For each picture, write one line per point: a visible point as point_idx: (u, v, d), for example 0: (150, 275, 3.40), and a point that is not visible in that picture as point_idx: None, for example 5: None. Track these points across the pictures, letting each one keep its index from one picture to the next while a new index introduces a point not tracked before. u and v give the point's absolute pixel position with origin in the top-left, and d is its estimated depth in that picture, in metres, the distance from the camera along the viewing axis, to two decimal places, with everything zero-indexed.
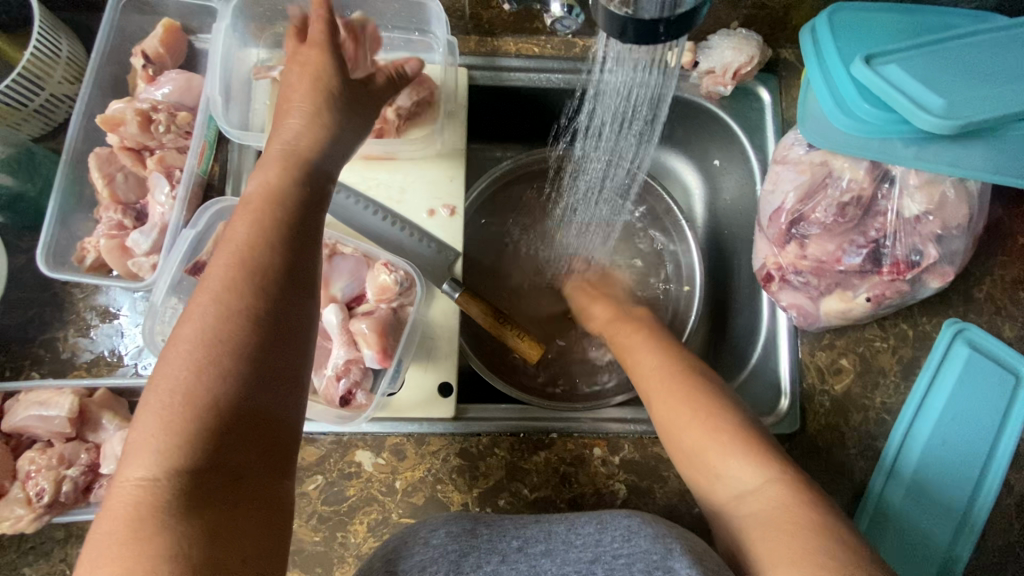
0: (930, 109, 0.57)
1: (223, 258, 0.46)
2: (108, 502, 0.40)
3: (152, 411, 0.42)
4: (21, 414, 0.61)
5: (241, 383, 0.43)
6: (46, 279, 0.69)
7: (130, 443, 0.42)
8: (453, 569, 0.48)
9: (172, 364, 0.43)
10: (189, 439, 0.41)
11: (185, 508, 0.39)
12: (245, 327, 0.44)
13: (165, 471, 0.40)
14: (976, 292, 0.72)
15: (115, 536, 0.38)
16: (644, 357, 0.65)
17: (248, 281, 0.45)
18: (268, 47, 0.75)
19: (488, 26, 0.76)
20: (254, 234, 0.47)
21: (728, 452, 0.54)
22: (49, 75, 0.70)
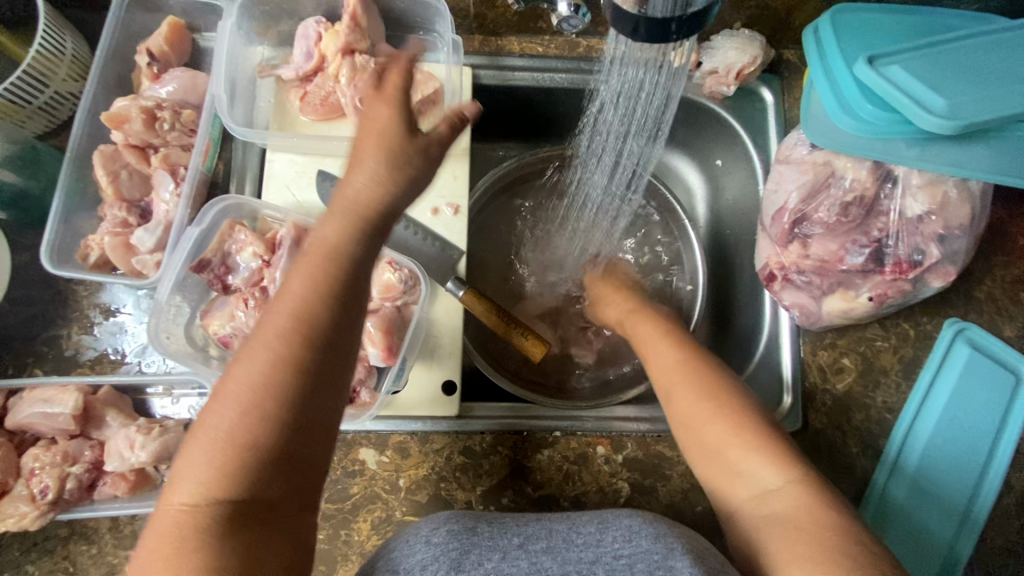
0: (932, 110, 0.57)
1: (276, 306, 0.46)
2: (159, 517, 0.44)
3: (200, 442, 0.44)
4: (25, 411, 0.61)
5: (280, 426, 0.44)
6: (49, 276, 0.69)
7: (181, 467, 0.44)
8: (453, 567, 0.47)
9: (222, 399, 0.45)
10: (230, 477, 0.43)
11: (220, 540, 0.42)
12: (289, 377, 0.44)
13: (206, 503, 0.43)
14: (977, 292, 0.73)
15: (162, 552, 0.42)
16: (664, 350, 0.63)
17: (297, 334, 0.45)
18: (272, 46, 0.76)
19: (493, 25, 0.76)
20: (310, 285, 0.46)
21: (746, 451, 0.54)
22: (53, 72, 0.70)
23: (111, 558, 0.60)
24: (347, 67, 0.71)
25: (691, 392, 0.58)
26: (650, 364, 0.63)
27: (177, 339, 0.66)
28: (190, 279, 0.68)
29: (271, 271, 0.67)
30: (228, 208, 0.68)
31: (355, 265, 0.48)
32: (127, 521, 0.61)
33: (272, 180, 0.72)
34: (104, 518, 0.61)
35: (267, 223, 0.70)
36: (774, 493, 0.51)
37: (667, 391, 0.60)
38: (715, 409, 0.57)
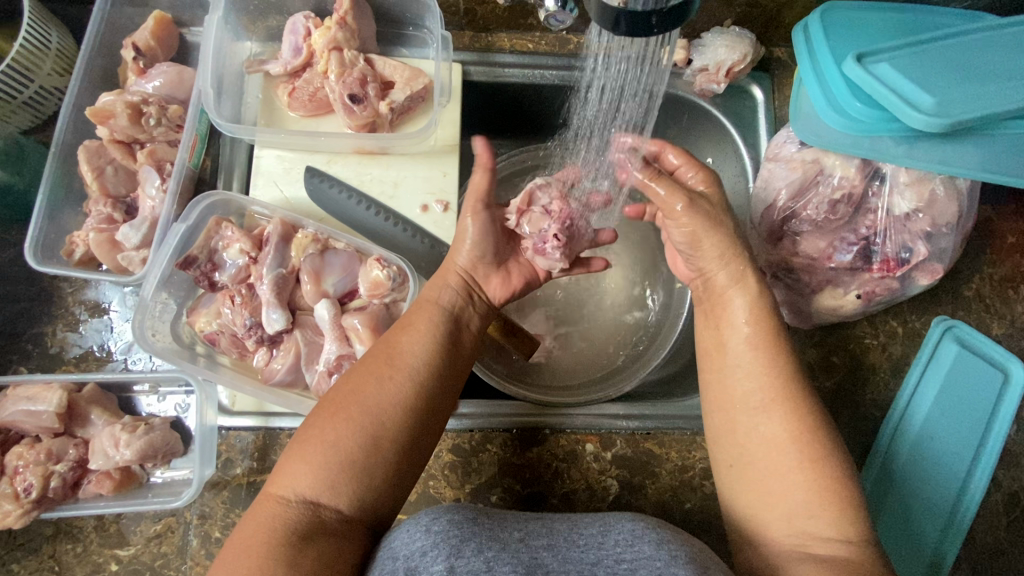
0: (920, 107, 0.58)
1: (390, 341, 0.56)
2: (251, 513, 0.47)
3: (306, 446, 0.49)
4: (8, 409, 0.60)
5: (376, 442, 0.49)
6: (34, 272, 0.69)
7: (282, 468, 0.49)
8: (454, 552, 0.44)
9: (332, 413, 0.50)
10: (326, 478, 0.47)
11: (304, 536, 0.45)
12: (389, 401, 0.51)
13: (300, 500, 0.47)
14: (965, 289, 0.73)
15: (250, 543, 0.45)
16: (762, 354, 0.55)
17: (415, 367, 0.53)
18: (261, 41, 0.75)
19: (483, 22, 0.75)
20: (425, 326, 0.57)
21: (813, 492, 0.50)
22: (38, 67, 0.69)
23: (97, 557, 0.59)
24: (335, 63, 0.71)
25: (783, 416, 0.52)
26: (728, 372, 0.56)
27: (163, 336, 0.65)
28: (176, 275, 0.67)
29: (258, 268, 0.67)
30: (216, 204, 0.68)
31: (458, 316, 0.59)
32: (112, 520, 0.60)
33: (259, 175, 0.71)
34: (89, 518, 0.60)
35: (255, 220, 0.70)
36: (831, 544, 0.48)
37: (754, 406, 0.54)
38: (807, 445, 0.51)
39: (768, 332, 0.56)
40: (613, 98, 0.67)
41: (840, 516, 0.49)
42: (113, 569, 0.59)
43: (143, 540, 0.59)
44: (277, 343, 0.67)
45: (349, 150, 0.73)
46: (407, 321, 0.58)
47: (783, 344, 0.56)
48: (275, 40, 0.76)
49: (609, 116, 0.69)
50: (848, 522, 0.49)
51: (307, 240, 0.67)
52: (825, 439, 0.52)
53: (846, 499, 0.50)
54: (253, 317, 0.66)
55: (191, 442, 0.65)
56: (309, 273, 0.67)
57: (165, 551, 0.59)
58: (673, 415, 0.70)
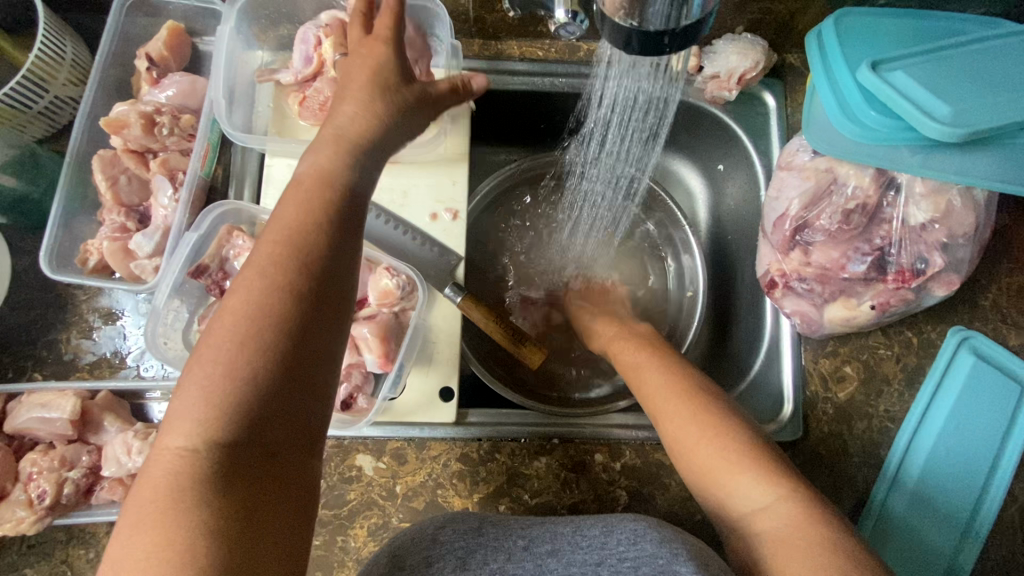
0: (937, 117, 0.57)
1: (272, 236, 0.47)
2: (151, 468, 0.41)
3: (195, 383, 0.42)
4: (23, 416, 0.61)
5: (276, 357, 0.43)
6: (50, 280, 0.70)
7: (172, 412, 0.42)
8: (460, 565, 0.49)
9: (218, 339, 0.43)
10: (231, 413, 0.41)
11: (223, 479, 0.40)
12: (281, 306, 0.44)
13: (206, 444, 0.41)
14: (982, 299, 0.72)
15: (158, 502, 0.40)
16: (640, 368, 0.66)
17: (307, 262, 0.46)
18: (272, 50, 0.76)
19: (492, 30, 0.75)
20: (307, 210, 0.47)
21: (731, 465, 0.54)
22: (53, 77, 0.70)
23: None
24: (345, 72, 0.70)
25: (675, 410, 0.59)
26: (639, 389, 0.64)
27: (175, 345, 0.66)
28: (187, 284, 0.68)
29: None
30: (227, 213, 0.68)
31: (348, 189, 0.49)
32: None
33: (270, 184, 0.72)
34: (102, 524, 0.61)
35: (266, 229, 0.70)
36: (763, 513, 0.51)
37: (653, 412, 0.61)
38: (703, 425, 0.57)
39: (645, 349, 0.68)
40: (608, 132, 0.71)
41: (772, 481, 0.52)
42: None
43: None
44: None
45: None
46: (287, 213, 0.47)
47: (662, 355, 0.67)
48: (286, 49, 0.76)
49: (617, 135, 0.70)
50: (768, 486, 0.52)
51: None
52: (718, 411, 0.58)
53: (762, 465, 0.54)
54: None
55: None
56: None
57: None
58: None
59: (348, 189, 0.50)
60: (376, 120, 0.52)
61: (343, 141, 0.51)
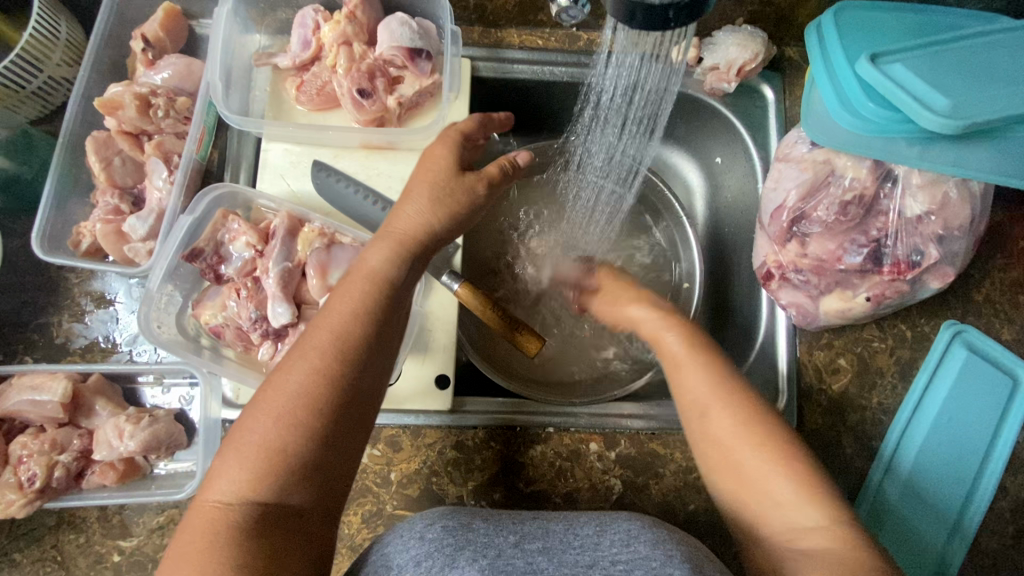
0: (934, 109, 0.57)
1: (322, 322, 0.51)
2: (191, 516, 0.45)
3: (238, 444, 0.46)
4: (13, 398, 0.60)
5: (312, 428, 0.46)
6: (41, 262, 0.69)
7: (215, 469, 0.46)
8: (448, 562, 0.46)
9: (263, 405, 0.47)
10: (267, 477, 0.45)
11: (251, 535, 0.43)
12: (324, 384, 0.47)
13: (241, 501, 0.44)
14: (975, 293, 0.72)
15: (194, 549, 0.43)
16: (683, 364, 0.58)
17: (354, 352, 0.49)
18: (270, 34, 0.75)
19: (493, 17, 0.75)
20: (358, 300, 0.52)
21: (784, 482, 0.50)
22: (47, 57, 0.69)
23: (99, 547, 0.59)
24: (343, 57, 0.70)
25: (728, 413, 0.54)
26: (682, 382, 0.57)
27: (168, 328, 0.65)
28: (182, 267, 0.67)
29: (264, 261, 0.66)
30: (223, 196, 0.68)
31: (398, 285, 0.54)
32: (115, 511, 0.60)
33: (266, 169, 0.71)
34: (92, 508, 0.60)
35: (261, 213, 0.70)
36: (814, 530, 0.48)
37: (701, 412, 0.55)
38: (754, 436, 0.52)
39: (693, 345, 0.59)
40: (608, 123, 0.71)
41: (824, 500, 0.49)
42: (116, 560, 0.59)
43: (146, 532, 0.60)
44: (282, 337, 0.66)
45: (356, 145, 0.73)
46: (342, 301, 0.51)
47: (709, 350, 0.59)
48: (285, 33, 0.76)
49: (615, 125, 0.70)
50: (821, 503, 0.48)
51: (313, 234, 0.66)
52: (772, 424, 0.53)
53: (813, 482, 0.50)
54: (258, 310, 0.65)
55: (194, 434, 0.65)
56: (316, 267, 0.65)
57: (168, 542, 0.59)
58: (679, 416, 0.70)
59: (399, 282, 0.54)
60: (433, 227, 0.56)
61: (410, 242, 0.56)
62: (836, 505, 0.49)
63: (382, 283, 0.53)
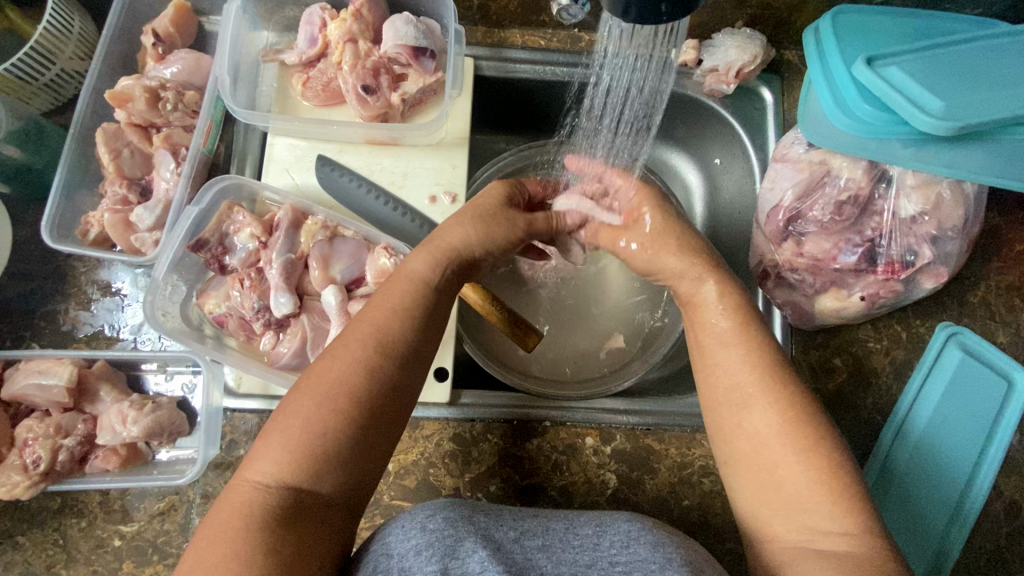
0: (929, 110, 0.58)
1: (366, 316, 0.52)
2: (226, 496, 0.46)
3: (278, 429, 0.47)
4: (20, 382, 0.61)
5: (350, 421, 0.47)
6: (50, 251, 0.70)
7: (254, 451, 0.47)
8: (448, 553, 0.46)
9: (305, 392, 0.48)
10: (304, 462, 0.46)
11: (285, 520, 0.44)
12: (366, 378, 0.49)
13: (279, 485, 0.45)
14: (971, 296, 0.73)
15: (227, 528, 0.44)
16: (731, 345, 0.54)
17: (395, 349, 0.51)
18: (277, 31, 0.77)
19: (496, 17, 0.76)
20: (400, 297, 0.53)
21: (812, 486, 0.48)
22: (60, 50, 0.71)
23: (100, 532, 0.60)
24: (349, 54, 0.72)
25: (770, 410, 0.51)
26: (720, 370, 0.54)
27: (173, 317, 0.66)
28: (187, 258, 0.68)
29: (268, 253, 0.68)
30: (228, 188, 0.69)
31: (436, 287, 0.55)
32: (117, 496, 0.61)
33: (271, 163, 0.72)
34: (95, 492, 0.61)
35: (266, 206, 0.71)
36: (834, 535, 0.47)
37: (740, 404, 0.52)
38: (792, 437, 0.50)
39: (745, 328, 0.55)
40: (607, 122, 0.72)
41: (854, 509, 0.48)
42: (117, 545, 0.60)
43: (146, 517, 0.60)
44: (284, 327, 0.68)
45: (360, 140, 0.74)
46: (389, 297, 0.53)
47: (761, 337, 0.54)
48: (292, 31, 0.77)
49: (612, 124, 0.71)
50: (848, 512, 0.47)
51: (317, 227, 0.68)
52: (818, 427, 0.50)
53: (844, 490, 0.48)
54: (261, 300, 0.66)
55: (196, 422, 0.66)
56: (317, 259, 0.67)
57: (168, 528, 0.60)
58: (674, 412, 0.70)
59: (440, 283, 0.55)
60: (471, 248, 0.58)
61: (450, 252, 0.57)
62: (835, 501, 0.48)
63: (422, 285, 0.55)
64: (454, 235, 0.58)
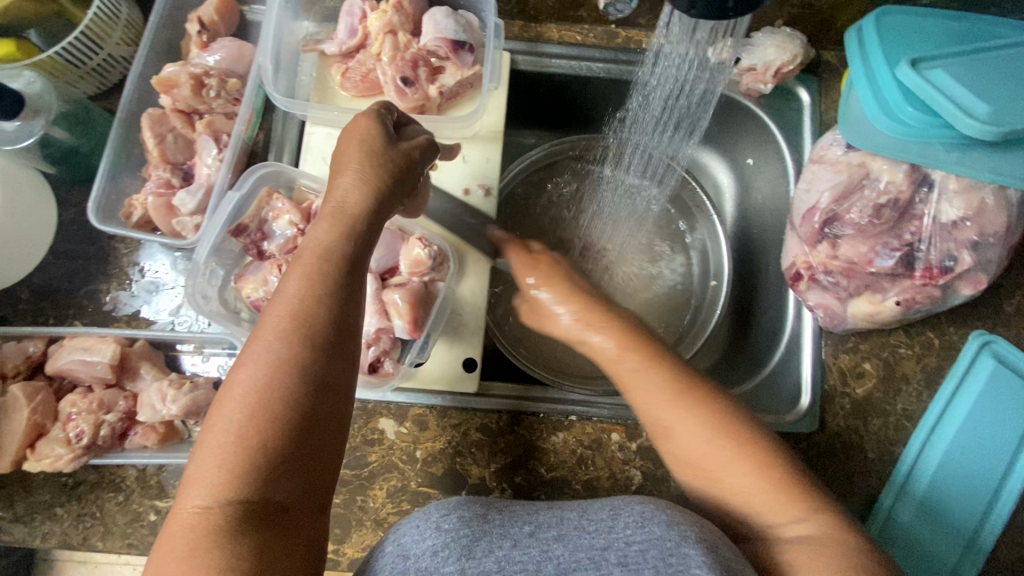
0: (975, 114, 0.57)
1: (278, 310, 0.48)
2: (168, 527, 0.43)
3: (208, 447, 0.44)
4: (66, 358, 0.64)
5: (286, 419, 0.44)
6: (95, 233, 0.72)
7: (189, 474, 0.44)
8: (465, 553, 0.47)
9: (229, 403, 0.45)
10: (242, 474, 0.43)
11: (236, 535, 0.41)
12: (291, 371, 0.45)
13: (220, 504, 0.42)
14: (1006, 304, 0.72)
15: (175, 559, 0.41)
16: (636, 376, 0.54)
17: (315, 337, 0.47)
18: (318, 21, 0.78)
19: (533, 12, 0.77)
20: (311, 283, 0.49)
21: (759, 482, 0.49)
22: (108, 36, 0.72)
23: (137, 506, 0.62)
24: (388, 46, 0.72)
25: (695, 420, 0.52)
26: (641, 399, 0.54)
27: (213, 301, 0.68)
28: (226, 244, 0.69)
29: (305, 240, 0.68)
30: (268, 175, 0.70)
31: (352, 261, 0.51)
32: (154, 473, 0.63)
33: (309, 152, 0.74)
34: (133, 468, 0.63)
35: (303, 194, 0.72)
36: (797, 524, 0.48)
37: (665, 428, 0.53)
38: (725, 438, 0.51)
39: (644, 358, 0.55)
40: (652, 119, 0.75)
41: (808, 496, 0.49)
42: (152, 519, 0.61)
43: None
44: None
45: None
46: (291, 290, 0.48)
47: (661, 357, 0.55)
48: (332, 21, 0.78)
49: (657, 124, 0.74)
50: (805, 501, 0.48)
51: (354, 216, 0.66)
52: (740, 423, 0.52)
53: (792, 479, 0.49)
54: None
55: None
56: None
57: None
58: None
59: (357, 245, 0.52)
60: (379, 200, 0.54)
61: (341, 215, 0.52)
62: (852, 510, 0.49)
63: (335, 259, 0.50)
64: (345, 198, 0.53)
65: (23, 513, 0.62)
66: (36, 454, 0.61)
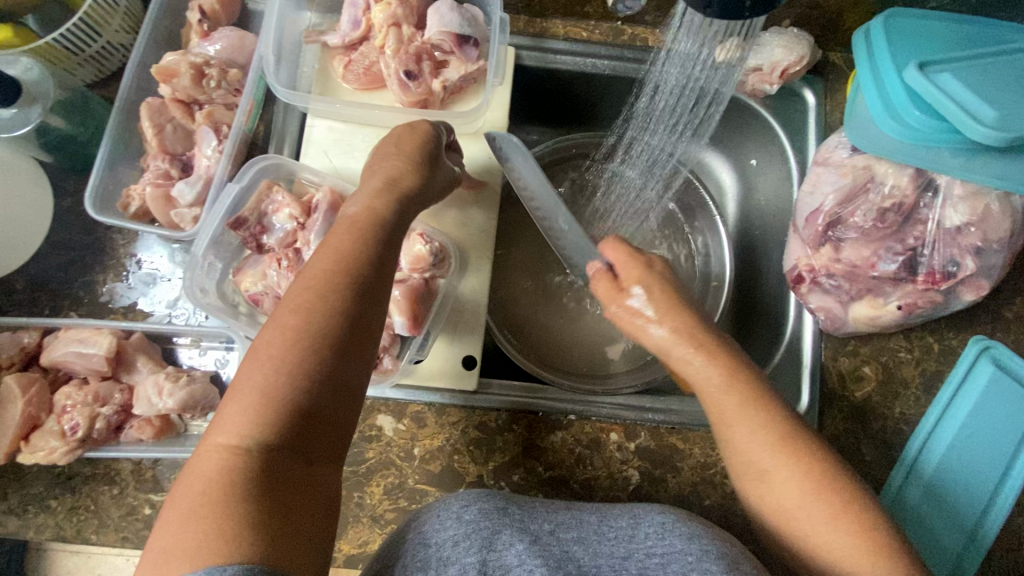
0: (982, 120, 0.57)
1: (324, 258, 0.51)
2: (195, 463, 0.42)
3: (245, 387, 0.44)
4: (61, 350, 0.63)
5: (327, 364, 0.46)
6: (91, 223, 0.71)
7: (223, 412, 0.44)
8: (486, 545, 0.48)
9: (273, 340, 0.46)
10: (278, 412, 0.43)
11: (262, 478, 0.41)
12: (334, 317, 0.47)
13: (252, 443, 0.42)
14: (1006, 310, 0.72)
15: (199, 494, 0.40)
16: (740, 418, 0.54)
17: (357, 288, 0.49)
18: (320, 12, 0.77)
19: (540, 7, 0.76)
20: (360, 235, 0.52)
21: (848, 539, 0.49)
22: (106, 23, 0.71)
23: (131, 500, 0.61)
24: (392, 39, 0.71)
25: (793, 471, 0.52)
26: (738, 437, 0.54)
27: (211, 294, 0.67)
28: (225, 237, 0.69)
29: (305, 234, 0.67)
30: (268, 168, 0.69)
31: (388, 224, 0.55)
32: (149, 467, 0.62)
33: (309, 145, 0.73)
34: (128, 461, 0.62)
35: (304, 186, 0.71)
36: None
37: (760, 475, 0.53)
38: (824, 497, 0.51)
39: (747, 402, 0.54)
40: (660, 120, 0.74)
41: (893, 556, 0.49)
42: (147, 513, 0.61)
43: None
44: None
45: None
46: (342, 241, 0.52)
47: (771, 407, 0.54)
48: (335, 13, 0.77)
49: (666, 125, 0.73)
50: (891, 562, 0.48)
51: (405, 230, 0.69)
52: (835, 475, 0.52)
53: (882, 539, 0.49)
54: None
55: None
56: None
57: None
58: (698, 412, 0.70)
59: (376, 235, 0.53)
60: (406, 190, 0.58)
61: (392, 187, 0.57)
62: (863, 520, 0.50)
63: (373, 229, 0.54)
64: (399, 176, 0.58)
65: (15, 505, 0.61)
66: (29, 446, 0.60)
